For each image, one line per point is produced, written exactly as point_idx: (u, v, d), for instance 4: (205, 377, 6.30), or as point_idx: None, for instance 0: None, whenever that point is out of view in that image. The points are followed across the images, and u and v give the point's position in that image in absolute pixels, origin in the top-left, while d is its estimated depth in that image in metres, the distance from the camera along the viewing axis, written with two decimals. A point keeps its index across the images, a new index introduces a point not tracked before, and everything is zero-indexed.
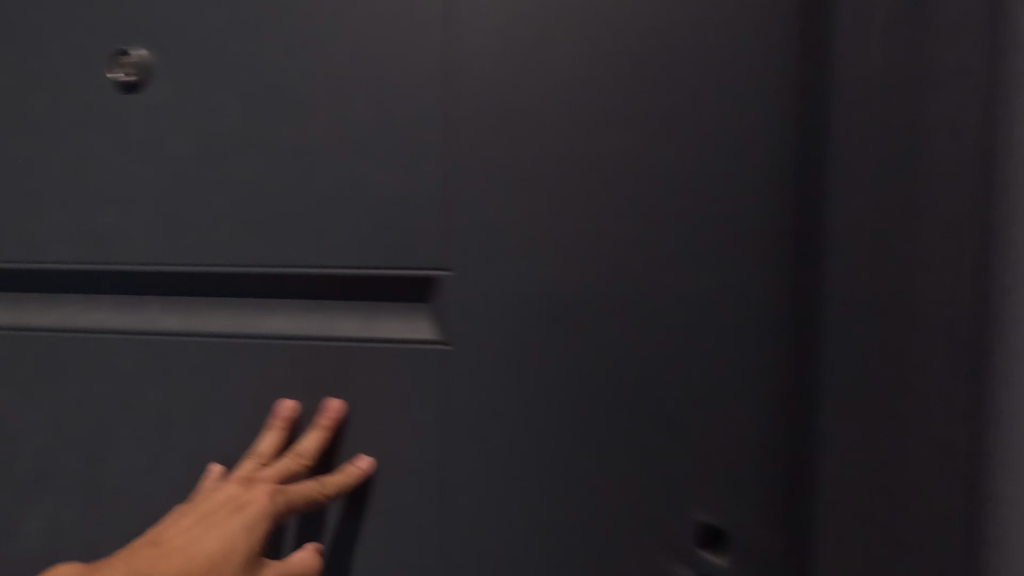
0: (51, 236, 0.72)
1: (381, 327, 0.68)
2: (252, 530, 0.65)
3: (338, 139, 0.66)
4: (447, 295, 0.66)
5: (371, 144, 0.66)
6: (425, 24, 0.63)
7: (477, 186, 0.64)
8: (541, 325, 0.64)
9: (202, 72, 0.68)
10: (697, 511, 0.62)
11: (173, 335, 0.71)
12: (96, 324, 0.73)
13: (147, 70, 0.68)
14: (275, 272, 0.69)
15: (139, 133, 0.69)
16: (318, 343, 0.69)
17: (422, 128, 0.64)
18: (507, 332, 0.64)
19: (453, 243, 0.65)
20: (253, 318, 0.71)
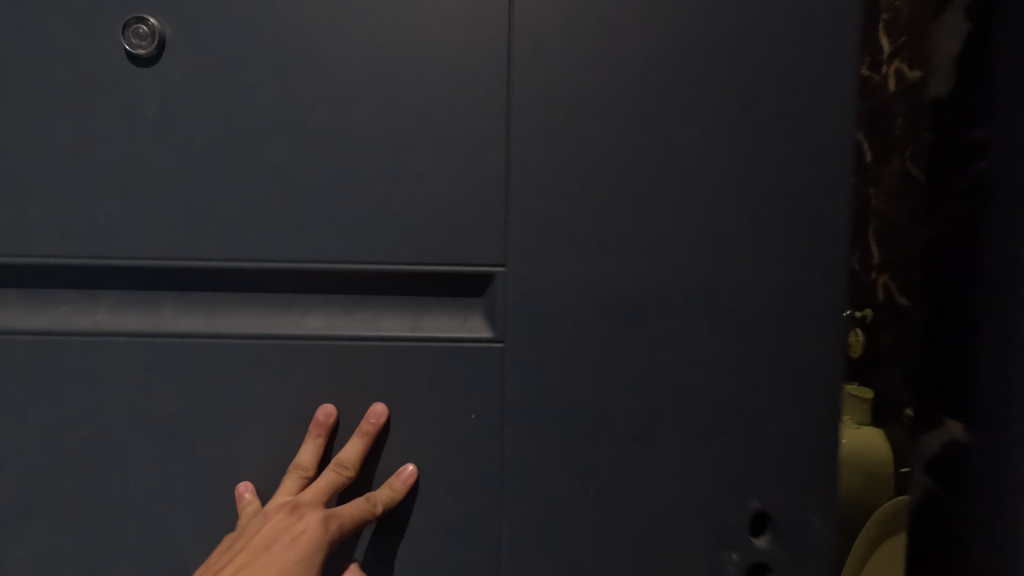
0: (53, 225, 0.63)
1: (430, 327, 0.65)
2: (308, 560, 0.61)
3: (395, 123, 0.62)
4: (510, 287, 0.63)
5: (432, 129, 0.62)
6: (489, 7, 0.61)
7: (546, 176, 0.63)
8: (608, 319, 0.63)
9: (231, 51, 0.62)
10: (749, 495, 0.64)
11: (189, 337, 0.64)
12: (95, 326, 0.65)
13: (162, 41, 0.61)
14: (309, 267, 0.64)
15: (151, 113, 0.62)
16: (359, 344, 0.64)
17: (487, 114, 0.62)
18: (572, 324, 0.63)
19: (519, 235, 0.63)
20: (281, 319, 0.65)
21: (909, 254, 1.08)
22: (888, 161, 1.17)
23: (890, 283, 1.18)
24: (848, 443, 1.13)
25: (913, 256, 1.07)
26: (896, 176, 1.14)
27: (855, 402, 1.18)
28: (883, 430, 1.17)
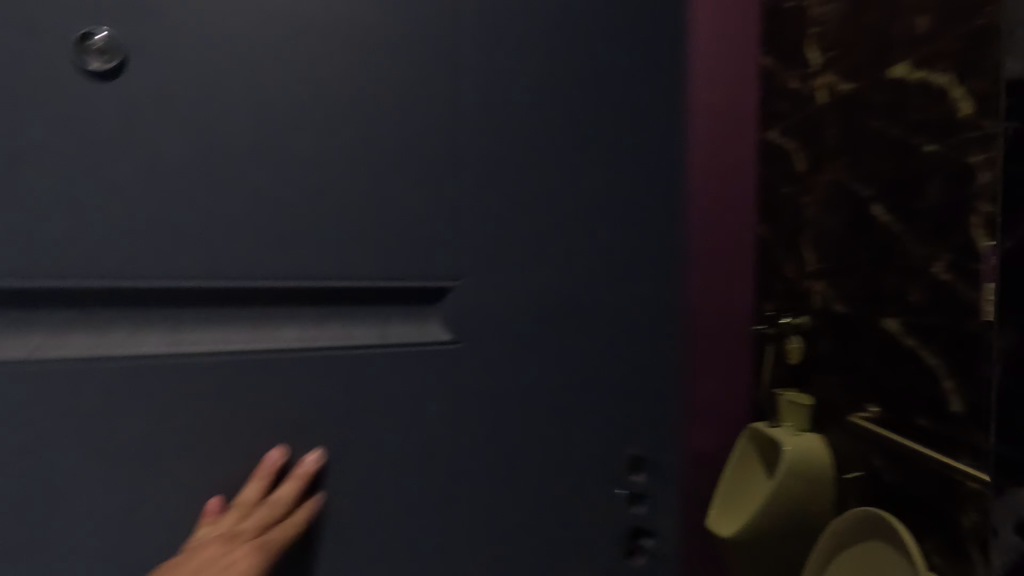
0: None
1: (395, 336, 0.53)
2: None
3: (301, 107, 0.48)
4: (468, 301, 0.54)
5: (372, 115, 0.50)
6: None
7: (470, 149, 0.53)
8: (520, 325, 0.55)
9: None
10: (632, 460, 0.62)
11: None
12: None
13: None
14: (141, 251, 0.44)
15: None
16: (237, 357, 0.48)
17: (433, 87, 0.51)
18: (512, 324, 0.55)
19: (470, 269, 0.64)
20: (143, 338, 0.47)
21: (851, 260, 1.12)
22: (822, 171, 1.23)
23: (825, 288, 1.22)
24: (795, 450, 1.18)
25: (858, 264, 1.09)
26: (828, 185, 1.20)
27: (797, 407, 1.24)
28: (823, 436, 1.22)
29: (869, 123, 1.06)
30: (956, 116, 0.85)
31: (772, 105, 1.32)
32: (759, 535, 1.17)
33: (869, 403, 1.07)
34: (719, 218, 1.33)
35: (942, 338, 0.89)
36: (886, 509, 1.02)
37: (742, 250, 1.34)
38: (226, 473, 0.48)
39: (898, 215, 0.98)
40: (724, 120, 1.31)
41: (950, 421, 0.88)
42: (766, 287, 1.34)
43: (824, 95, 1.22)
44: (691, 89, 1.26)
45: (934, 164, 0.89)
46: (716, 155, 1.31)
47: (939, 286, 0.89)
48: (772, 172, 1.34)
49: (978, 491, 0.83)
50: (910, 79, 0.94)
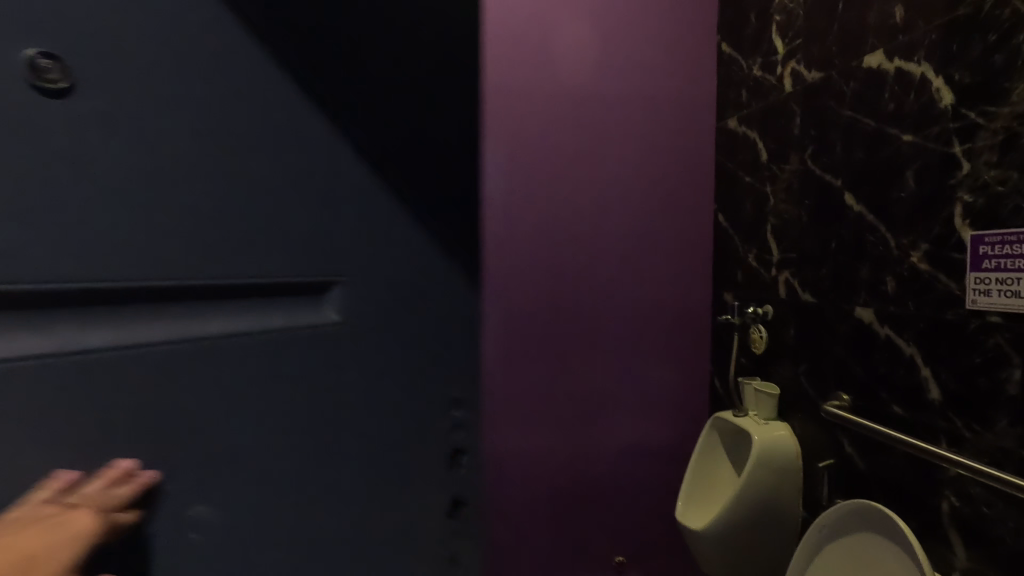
0: None
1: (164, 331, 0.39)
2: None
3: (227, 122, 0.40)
4: (355, 297, 0.50)
5: (263, 92, 0.42)
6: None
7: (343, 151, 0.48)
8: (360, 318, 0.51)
9: None
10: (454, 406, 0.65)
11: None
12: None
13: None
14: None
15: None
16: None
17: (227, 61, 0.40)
18: (378, 299, 0.53)
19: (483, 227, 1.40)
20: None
21: (821, 250, 1.11)
22: (787, 162, 1.22)
23: (791, 280, 1.21)
24: (763, 441, 1.17)
25: (829, 253, 1.09)
26: (795, 176, 1.19)
27: (764, 397, 1.24)
28: (788, 425, 1.23)
29: (841, 112, 1.05)
30: (935, 106, 0.85)
31: (734, 97, 1.41)
32: (731, 527, 1.17)
33: (840, 391, 1.07)
34: (677, 207, 1.48)
35: (918, 327, 0.90)
36: (859, 495, 1.03)
37: (697, 238, 1.50)
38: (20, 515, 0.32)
39: (873, 205, 0.98)
40: (678, 119, 1.47)
41: (926, 408, 0.89)
42: (722, 278, 1.47)
43: (790, 83, 1.20)
44: (490, 105, 1.37)
45: (912, 154, 0.90)
46: (672, 150, 1.47)
47: (916, 274, 0.90)
48: (736, 162, 1.40)
49: (956, 475, 0.84)
50: (888, 68, 0.94)
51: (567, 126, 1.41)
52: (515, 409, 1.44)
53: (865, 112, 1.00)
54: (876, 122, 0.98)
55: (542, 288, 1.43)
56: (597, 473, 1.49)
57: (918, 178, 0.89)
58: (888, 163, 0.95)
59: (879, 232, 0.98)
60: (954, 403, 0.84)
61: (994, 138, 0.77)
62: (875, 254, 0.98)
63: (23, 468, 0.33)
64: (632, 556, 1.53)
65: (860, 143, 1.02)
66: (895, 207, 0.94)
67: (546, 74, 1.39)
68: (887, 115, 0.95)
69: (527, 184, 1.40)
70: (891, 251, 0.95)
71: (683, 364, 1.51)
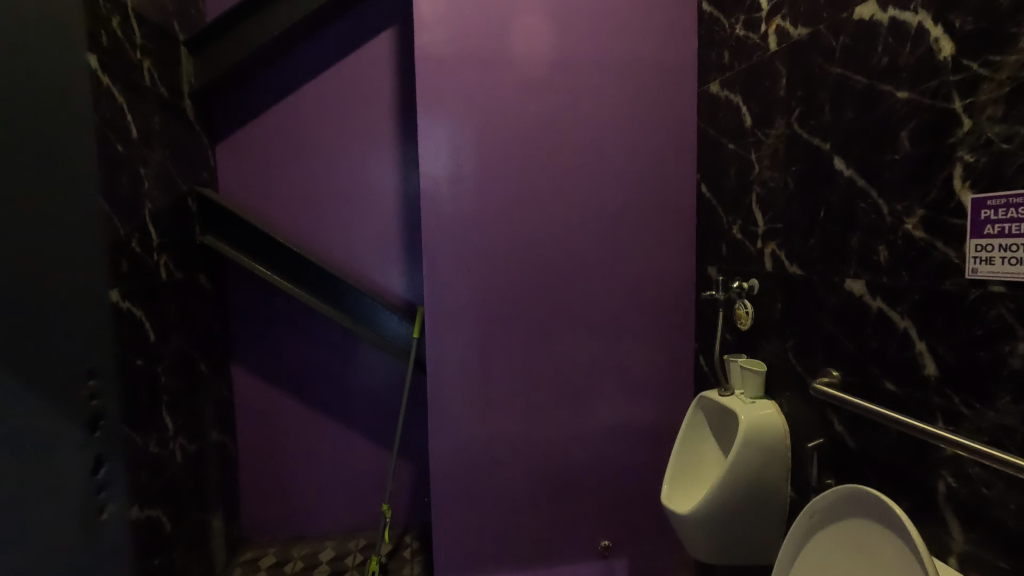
0: None
1: None
2: None
3: None
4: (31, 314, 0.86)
5: None
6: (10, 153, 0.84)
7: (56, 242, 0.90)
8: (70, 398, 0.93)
9: None
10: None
11: None
12: None
13: None
14: None
15: None
16: None
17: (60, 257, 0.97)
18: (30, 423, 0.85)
19: (454, 201, 1.33)
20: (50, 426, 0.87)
21: (809, 219, 1.05)
22: (772, 127, 1.15)
23: (778, 252, 1.14)
24: (750, 421, 1.12)
25: (817, 222, 1.03)
26: (780, 141, 1.12)
27: (750, 374, 1.19)
28: (775, 403, 1.18)
29: (830, 70, 0.98)
30: (935, 58, 0.79)
31: (716, 59, 1.33)
32: (717, 511, 1.12)
33: (830, 368, 1.02)
34: (659, 176, 1.41)
35: (912, 298, 0.84)
36: (850, 474, 0.99)
37: (681, 208, 1.43)
38: None
39: (865, 169, 0.92)
40: (660, 83, 1.38)
41: (921, 384, 0.84)
42: (706, 251, 1.41)
43: (775, 41, 1.12)
44: (426, 79, 1.29)
45: (907, 112, 0.83)
46: (653, 116, 1.39)
47: (911, 243, 0.84)
48: (719, 129, 1.33)
49: (953, 455, 0.79)
50: (882, 18, 0.87)
51: (521, 96, 1.32)
52: (493, 389, 1.39)
53: (853, 72, 0.93)
54: (867, 82, 0.91)
55: (516, 265, 1.36)
56: (579, 457, 1.44)
57: (913, 140, 0.83)
58: (879, 126, 0.89)
59: (870, 200, 0.91)
60: (952, 379, 0.79)
61: (1001, 92, 0.70)
62: (867, 222, 0.92)
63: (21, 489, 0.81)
64: (619, 539, 1.48)
65: (847, 107, 0.95)
66: (888, 173, 0.88)
67: (440, 41, 1.28)
68: (879, 74, 0.88)
69: (499, 156, 1.33)
70: (882, 220, 0.89)
71: (668, 342, 1.46)
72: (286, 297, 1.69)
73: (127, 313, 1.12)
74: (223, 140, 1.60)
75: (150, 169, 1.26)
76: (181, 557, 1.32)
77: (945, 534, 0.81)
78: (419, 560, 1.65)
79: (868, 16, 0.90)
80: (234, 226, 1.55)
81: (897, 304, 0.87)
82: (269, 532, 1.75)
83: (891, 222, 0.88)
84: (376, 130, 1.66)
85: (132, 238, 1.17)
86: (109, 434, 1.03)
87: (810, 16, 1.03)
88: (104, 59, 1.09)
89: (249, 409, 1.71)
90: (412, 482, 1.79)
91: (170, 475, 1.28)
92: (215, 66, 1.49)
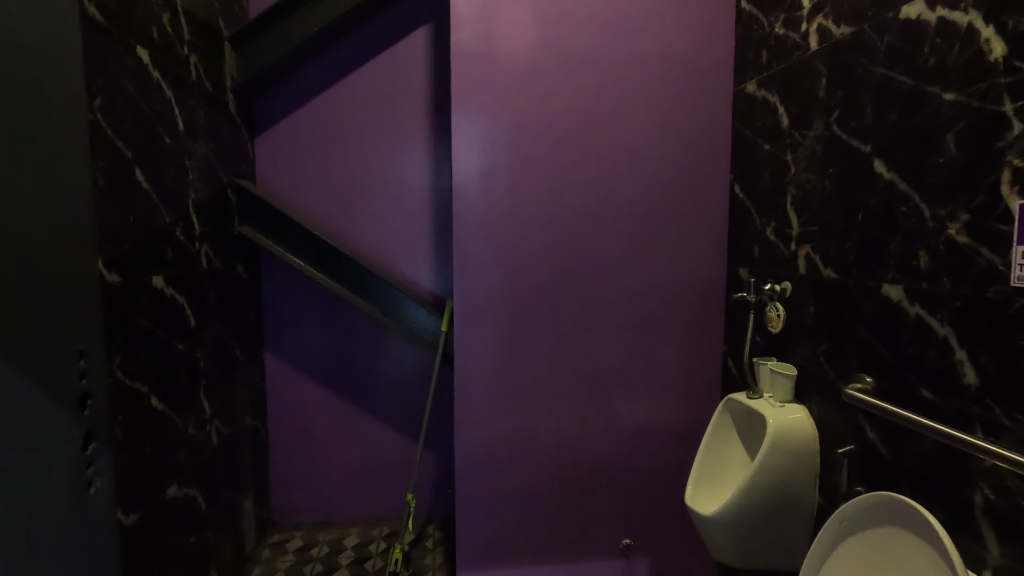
0: None
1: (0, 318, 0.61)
2: None
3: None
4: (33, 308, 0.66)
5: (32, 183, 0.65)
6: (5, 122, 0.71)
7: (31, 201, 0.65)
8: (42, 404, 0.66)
9: None
10: (79, 358, 0.74)
11: None
12: None
13: None
14: None
15: None
16: None
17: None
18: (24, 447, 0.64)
19: (485, 198, 1.34)
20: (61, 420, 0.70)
21: (846, 222, 1.03)
22: (810, 128, 1.13)
23: (812, 255, 1.13)
24: (778, 425, 1.11)
25: (854, 225, 1.01)
26: (818, 142, 1.10)
27: (780, 378, 1.18)
28: (805, 407, 1.16)
29: (873, 70, 0.96)
30: (985, 59, 0.77)
31: (754, 58, 1.31)
32: (742, 515, 1.11)
33: (863, 374, 1.00)
34: (691, 176, 1.40)
35: (954, 305, 0.83)
36: (881, 483, 0.97)
37: (713, 208, 1.42)
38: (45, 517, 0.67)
39: (907, 171, 0.90)
40: (694, 81, 1.37)
41: (959, 393, 0.82)
42: (737, 252, 1.40)
43: (816, 41, 1.10)
44: (460, 76, 1.30)
45: (954, 114, 0.82)
46: (687, 115, 1.38)
47: (954, 248, 0.82)
48: (754, 130, 1.31)
49: (992, 466, 0.77)
50: (930, 19, 0.85)
51: (554, 94, 1.33)
52: (520, 385, 1.40)
53: (898, 73, 0.91)
54: (911, 83, 0.89)
55: (545, 262, 1.37)
56: (603, 455, 1.44)
57: (958, 143, 0.81)
58: (923, 129, 0.87)
59: (910, 204, 0.90)
60: (994, 389, 0.77)
61: None
62: (906, 226, 0.90)
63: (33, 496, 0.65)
64: (641, 539, 1.48)
65: (889, 108, 0.93)
66: (931, 176, 0.86)
67: (474, 38, 1.29)
68: (924, 75, 0.86)
69: (531, 153, 1.34)
70: (922, 224, 0.88)
71: (695, 343, 1.45)
72: (318, 288, 1.73)
73: (170, 298, 1.17)
74: (261, 133, 1.65)
75: (194, 160, 1.31)
76: (215, 535, 1.37)
77: (980, 546, 0.79)
78: (442, 550, 1.68)
79: (915, 16, 0.88)
80: (270, 217, 1.59)
81: (936, 312, 0.85)
82: (295, 517, 1.80)
83: (932, 226, 0.86)
84: (409, 125, 1.68)
85: (176, 227, 1.22)
86: (151, 415, 1.07)
87: (854, 15, 1.01)
88: (155, 54, 1.14)
89: (279, 396, 1.75)
90: (436, 473, 1.82)
91: (206, 457, 1.33)
92: (256, 60, 1.53)
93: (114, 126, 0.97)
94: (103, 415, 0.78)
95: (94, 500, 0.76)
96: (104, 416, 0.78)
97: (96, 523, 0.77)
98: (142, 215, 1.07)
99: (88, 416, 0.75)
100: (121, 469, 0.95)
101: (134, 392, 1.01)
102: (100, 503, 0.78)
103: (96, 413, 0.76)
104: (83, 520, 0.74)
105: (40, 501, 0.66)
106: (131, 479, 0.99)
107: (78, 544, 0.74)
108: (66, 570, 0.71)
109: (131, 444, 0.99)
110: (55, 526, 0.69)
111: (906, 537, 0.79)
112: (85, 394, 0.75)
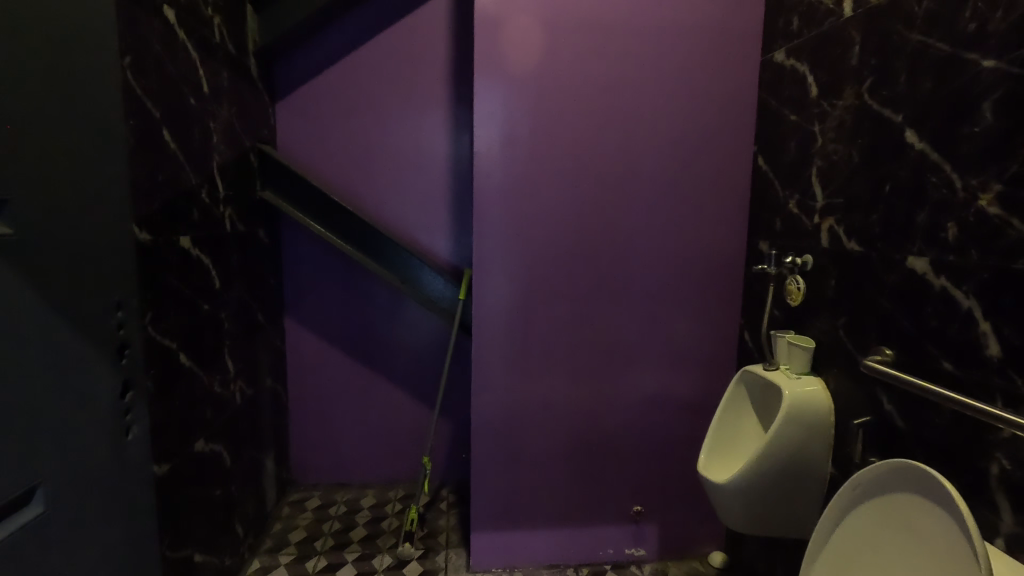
0: None
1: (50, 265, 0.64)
2: None
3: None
4: (77, 260, 0.68)
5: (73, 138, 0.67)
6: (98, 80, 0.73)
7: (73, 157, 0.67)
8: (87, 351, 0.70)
9: None
10: (117, 309, 0.76)
11: None
12: None
13: None
14: None
15: None
16: None
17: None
18: (76, 389, 0.68)
19: (504, 165, 1.34)
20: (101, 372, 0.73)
21: (872, 194, 1.02)
22: (840, 97, 1.11)
23: (835, 227, 1.12)
24: (793, 396, 1.12)
25: (881, 197, 1.00)
26: (847, 112, 1.09)
27: (798, 351, 1.18)
28: (821, 379, 1.17)
29: (909, 37, 0.94)
30: None
31: (785, 25, 1.28)
32: (754, 482, 1.13)
33: (883, 346, 1.00)
34: (714, 146, 1.38)
35: (981, 277, 0.82)
36: (895, 454, 0.98)
37: (735, 181, 1.40)
38: (90, 460, 0.70)
39: (939, 142, 0.89)
40: (721, 49, 1.35)
41: (981, 364, 0.82)
42: (759, 225, 1.38)
43: (850, 7, 1.08)
44: (482, 41, 1.29)
45: (991, 82, 0.80)
46: (713, 84, 1.36)
47: (984, 219, 0.82)
48: (781, 100, 1.29)
49: (1011, 436, 0.78)
50: None
51: (577, 60, 1.31)
52: (536, 352, 1.42)
53: (934, 42, 0.89)
54: (948, 51, 0.87)
55: (563, 230, 1.37)
56: (616, 424, 1.46)
57: (994, 113, 0.80)
58: (958, 99, 0.85)
59: (940, 176, 0.89)
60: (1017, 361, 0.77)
61: None
62: (935, 198, 0.89)
63: (85, 436, 0.70)
64: (651, 506, 1.52)
65: (923, 77, 0.91)
66: (965, 146, 0.84)
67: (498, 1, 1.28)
68: (962, 43, 0.85)
69: (552, 122, 1.33)
70: (952, 194, 0.86)
71: (713, 316, 1.45)
72: (337, 254, 1.75)
73: (195, 259, 1.19)
74: (282, 99, 1.65)
75: (218, 124, 1.31)
76: (239, 490, 1.42)
77: (994, 516, 0.80)
78: (455, 513, 1.73)
79: None
80: (291, 182, 1.59)
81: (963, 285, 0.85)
82: (313, 477, 1.85)
83: (964, 197, 0.85)
84: (429, 92, 1.67)
85: (202, 188, 1.24)
86: (181, 370, 1.11)
87: None
88: (180, 14, 1.14)
89: (298, 359, 1.79)
90: (450, 439, 1.85)
91: (231, 414, 1.38)
92: (278, 24, 1.52)
93: (143, 85, 0.97)
94: (137, 365, 0.81)
95: (133, 446, 0.80)
96: (139, 365, 0.81)
97: (134, 469, 0.80)
98: (171, 176, 1.08)
99: (126, 365, 0.78)
100: (155, 420, 0.98)
101: (164, 348, 1.04)
102: (139, 450, 0.82)
103: (134, 364, 0.80)
104: (124, 464, 0.78)
105: (89, 443, 0.70)
106: (163, 430, 1.03)
107: (121, 486, 0.77)
108: (105, 511, 0.74)
109: (163, 397, 1.03)
110: (97, 470, 0.72)
111: (914, 500, 0.81)
112: (123, 344, 0.78)
